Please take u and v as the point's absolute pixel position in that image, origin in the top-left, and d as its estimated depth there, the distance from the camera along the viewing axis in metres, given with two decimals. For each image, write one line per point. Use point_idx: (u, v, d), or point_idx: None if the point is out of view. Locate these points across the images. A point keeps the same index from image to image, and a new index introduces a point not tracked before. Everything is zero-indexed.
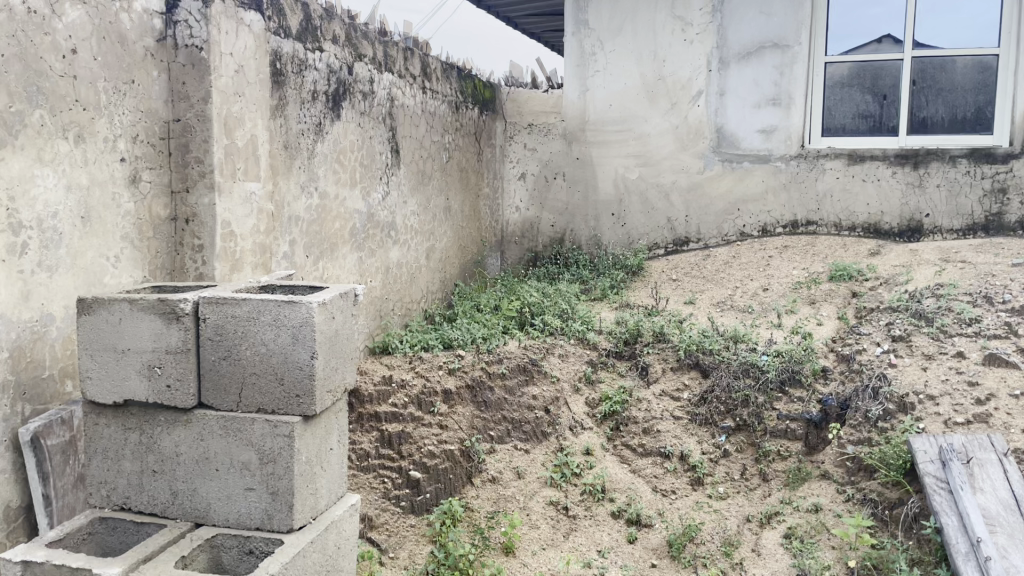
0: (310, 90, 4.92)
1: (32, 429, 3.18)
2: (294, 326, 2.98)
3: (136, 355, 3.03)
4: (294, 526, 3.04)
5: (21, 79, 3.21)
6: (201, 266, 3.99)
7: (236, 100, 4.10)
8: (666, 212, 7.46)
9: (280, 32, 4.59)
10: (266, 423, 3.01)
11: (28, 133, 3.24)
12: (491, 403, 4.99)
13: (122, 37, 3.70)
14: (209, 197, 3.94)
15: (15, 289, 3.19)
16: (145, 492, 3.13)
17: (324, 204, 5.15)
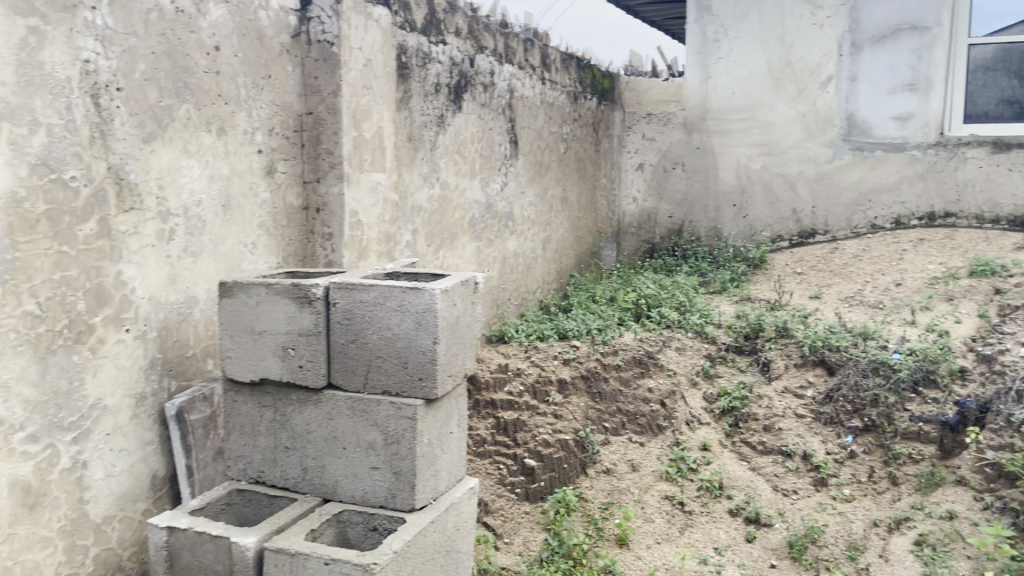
0: (433, 82, 5.03)
1: (177, 404, 3.39)
2: (418, 311, 3.06)
3: (272, 336, 3.19)
4: (416, 506, 3.12)
5: (171, 76, 3.39)
6: (330, 254, 4.16)
7: (365, 92, 4.24)
8: (792, 203, 7.21)
9: (406, 26, 4.71)
10: (391, 405, 3.10)
11: (176, 126, 3.44)
12: (607, 394, 4.99)
13: (261, 34, 3.87)
14: (338, 187, 4.10)
15: (164, 272, 3.41)
16: (278, 467, 3.29)
17: (445, 194, 5.27)
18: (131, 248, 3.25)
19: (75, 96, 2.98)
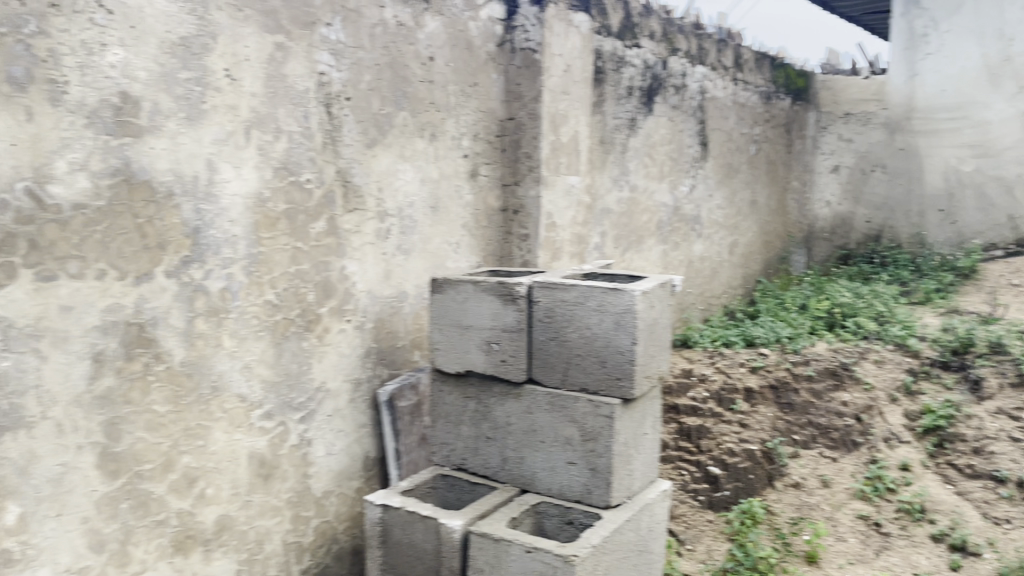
0: (627, 86, 5.07)
1: (388, 391, 3.63)
2: (618, 312, 3.05)
3: (477, 331, 3.33)
4: (611, 503, 3.14)
5: (391, 85, 3.63)
6: (526, 254, 4.30)
7: (563, 97, 4.34)
8: (1008, 209, 6.64)
9: (602, 31, 4.77)
10: (589, 403, 3.13)
11: (394, 133, 3.67)
12: (796, 405, 4.87)
13: (470, 44, 4.06)
14: (536, 190, 4.24)
15: (380, 268, 3.67)
16: (479, 456, 3.44)
17: (634, 197, 5.29)
18: (353, 245, 3.52)
19: (312, 106, 3.26)
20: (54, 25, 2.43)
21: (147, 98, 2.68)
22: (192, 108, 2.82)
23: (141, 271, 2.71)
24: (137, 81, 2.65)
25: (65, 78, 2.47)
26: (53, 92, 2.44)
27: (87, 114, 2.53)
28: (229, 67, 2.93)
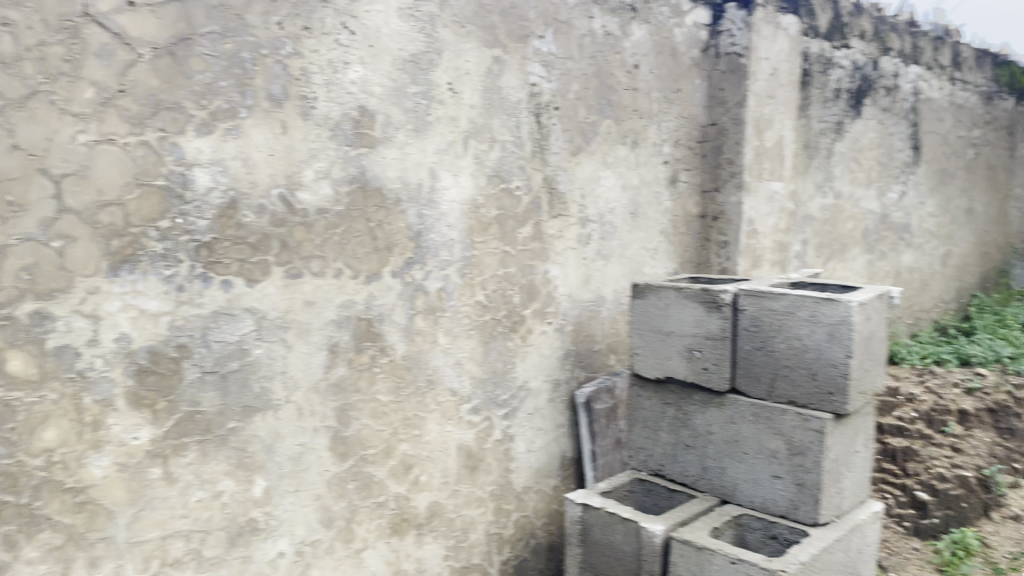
0: (834, 88, 4.87)
1: (586, 393, 3.69)
2: (831, 323, 2.92)
3: (679, 338, 3.32)
4: (819, 521, 3.02)
5: (597, 93, 3.70)
6: (725, 261, 4.25)
7: (769, 101, 4.24)
8: None
9: (810, 33, 4.61)
10: (797, 416, 3.03)
11: (599, 140, 3.73)
12: (1017, 432, 4.56)
13: (675, 50, 4.06)
14: (738, 196, 4.17)
15: (580, 272, 3.73)
16: (678, 463, 3.43)
17: (839, 204, 5.07)
18: (557, 250, 3.61)
19: (523, 116, 3.40)
20: (307, 47, 2.68)
21: (381, 112, 2.90)
22: (418, 120, 3.02)
23: (371, 271, 2.94)
24: (373, 95, 2.86)
25: (314, 94, 2.72)
26: (304, 107, 2.69)
27: (330, 127, 2.77)
28: (451, 80, 3.10)
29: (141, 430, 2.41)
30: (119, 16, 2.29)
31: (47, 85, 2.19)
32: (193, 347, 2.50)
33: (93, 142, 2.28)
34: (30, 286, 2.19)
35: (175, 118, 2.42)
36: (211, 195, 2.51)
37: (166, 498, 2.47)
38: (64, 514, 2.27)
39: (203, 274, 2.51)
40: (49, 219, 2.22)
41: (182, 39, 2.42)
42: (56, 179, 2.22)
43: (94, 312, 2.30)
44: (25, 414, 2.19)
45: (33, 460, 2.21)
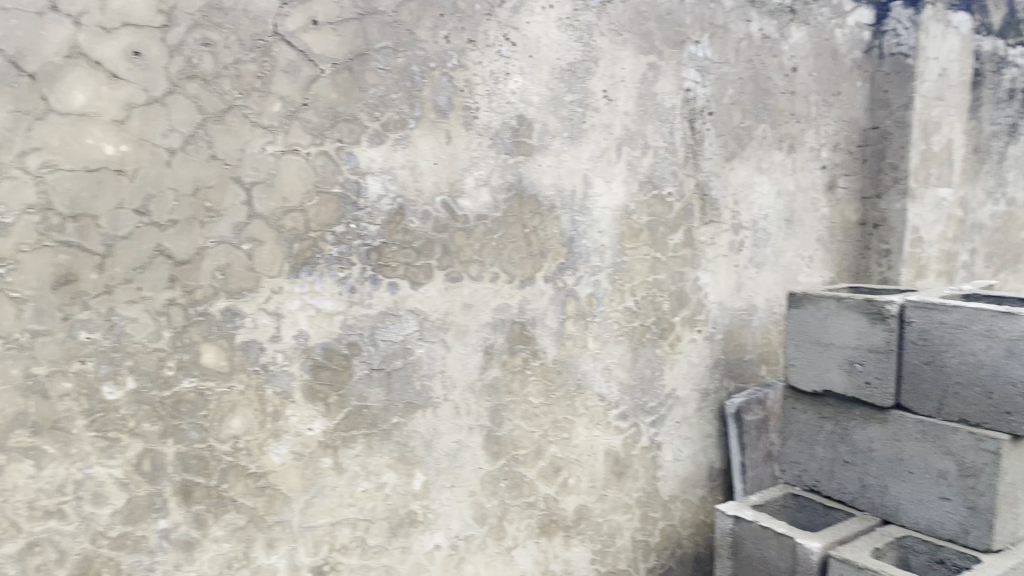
0: (1008, 88, 4.57)
1: (736, 404, 3.63)
2: (1011, 338, 2.73)
3: (839, 350, 3.21)
4: (994, 547, 2.82)
5: (753, 98, 3.63)
6: (886, 270, 4.09)
7: (937, 103, 4.04)
8: None
9: (983, 29, 4.34)
10: (970, 435, 2.85)
11: (754, 145, 3.66)
12: None
13: (835, 52, 3.92)
14: (902, 203, 4.00)
15: (732, 280, 3.65)
16: (836, 480, 3.32)
17: (1012, 211, 4.75)
18: (708, 257, 3.55)
19: (677, 121, 3.37)
20: (471, 59, 2.77)
21: (539, 120, 2.96)
22: (574, 127, 3.06)
23: (526, 276, 3.00)
24: (531, 104, 2.93)
25: (477, 104, 2.81)
26: (467, 117, 2.79)
27: (491, 136, 2.85)
28: (606, 88, 3.12)
29: (315, 421, 2.57)
30: (304, 35, 2.46)
31: (242, 100, 2.38)
32: (362, 345, 2.65)
33: (279, 152, 2.45)
34: (223, 285, 2.38)
35: (351, 129, 2.56)
36: (380, 202, 2.64)
37: (335, 486, 2.61)
38: (247, 497, 2.45)
39: (373, 276, 2.65)
40: (240, 224, 2.41)
41: (359, 55, 2.56)
42: (246, 187, 2.41)
43: (276, 310, 2.47)
44: (216, 403, 2.39)
45: (222, 445, 2.40)
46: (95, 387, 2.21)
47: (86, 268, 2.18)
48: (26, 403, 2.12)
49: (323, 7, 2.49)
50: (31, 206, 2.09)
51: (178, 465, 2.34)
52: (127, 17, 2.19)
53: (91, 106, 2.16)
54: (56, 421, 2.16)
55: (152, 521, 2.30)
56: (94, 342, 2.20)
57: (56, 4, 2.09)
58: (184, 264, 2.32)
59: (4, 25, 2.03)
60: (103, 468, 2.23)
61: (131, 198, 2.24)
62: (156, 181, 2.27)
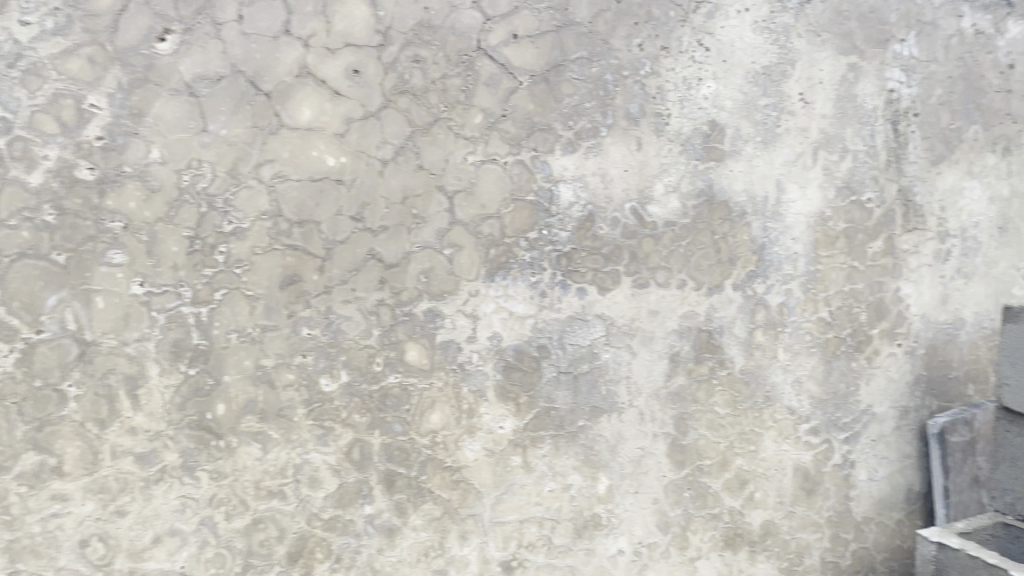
0: None
1: (940, 422, 3.29)
2: None
3: None
4: None
5: (963, 96, 3.36)
6: None
7: None
8: None
9: None
10: None
11: (963, 148, 3.38)
12: None
13: None
14: None
15: (937, 291, 3.37)
16: None
17: None
18: (910, 265, 3.31)
19: (878, 125, 3.19)
20: (664, 65, 2.74)
21: (731, 125, 2.87)
22: (768, 132, 2.94)
23: (714, 283, 2.89)
24: (724, 109, 2.84)
25: (669, 111, 2.76)
26: (659, 124, 2.75)
27: (682, 142, 2.79)
28: (803, 91, 2.99)
29: (506, 420, 2.65)
30: (504, 48, 2.56)
31: (447, 113, 2.51)
32: (551, 348, 2.69)
33: (479, 162, 2.56)
34: (426, 287, 2.52)
35: (546, 138, 2.62)
36: (572, 209, 2.67)
37: (524, 484, 2.68)
38: (443, 489, 2.57)
39: (563, 281, 2.69)
40: (443, 230, 2.54)
41: (555, 66, 2.62)
42: (449, 195, 2.54)
43: (473, 312, 2.58)
44: (417, 398, 2.53)
45: (422, 439, 2.54)
46: (314, 379, 2.41)
47: (308, 269, 2.40)
48: (256, 390, 2.35)
49: (523, 21, 2.58)
50: (264, 212, 2.34)
51: (383, 456, 2.49)
52: (348, 38, 2.39)
53: (317, 121, 2.38)
54: (280, 409, 2.38)
55: (358, 506, 2.47)
56: (313, 337, 2.41)
57: (289, 29, 2.33)
58: (392, 267, 2.48)
59: (245, 49, 2.29)
60: (318, 454, 2.42)
61: (348, 205, 2.43)
62: (370, 190, 2.45)
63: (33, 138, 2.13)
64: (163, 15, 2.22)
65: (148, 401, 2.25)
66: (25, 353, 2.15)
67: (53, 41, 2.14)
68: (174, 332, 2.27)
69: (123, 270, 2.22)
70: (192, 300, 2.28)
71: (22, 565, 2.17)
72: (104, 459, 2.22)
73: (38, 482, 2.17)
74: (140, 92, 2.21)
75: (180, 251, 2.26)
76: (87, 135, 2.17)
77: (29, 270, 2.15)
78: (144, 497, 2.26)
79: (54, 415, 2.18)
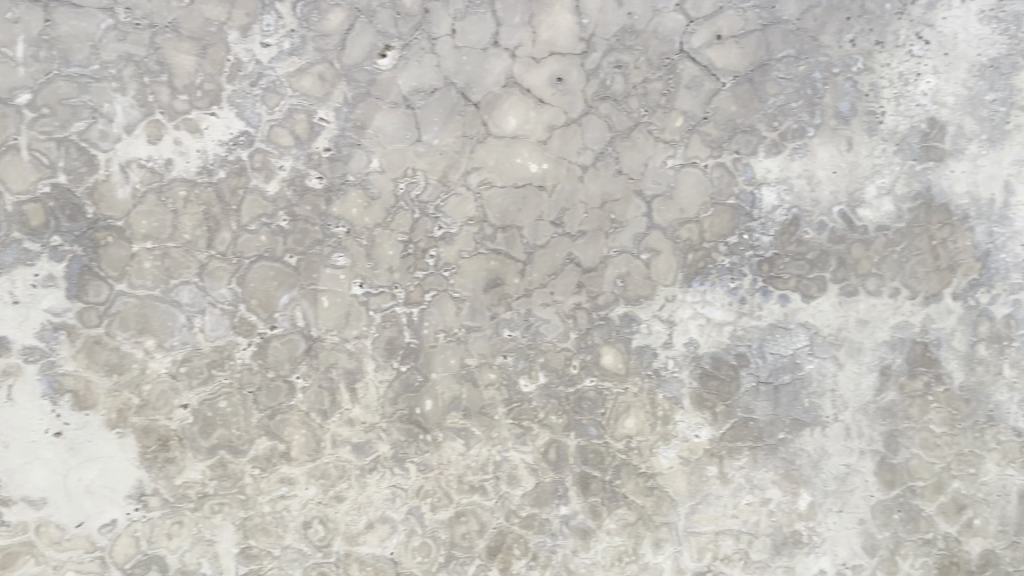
0: None
1: None
2: None
3: None
4: None
5: None
6: None
7: None
8: None
9: None
10: None
11: None
12: None
13: None
14: None
15: None
16: None
17: None
18: None
19: None
20: (879, 61, 2.57)
21: (953, 122, 2.59)
22: (995, 129, 2.59)
23: (930, 292, 2.60)
24: (945, 106, 2.58)
25: (882, 109, 2.57)
26: (871, 123, 2.57)
27: (897, 141, 2.58)
28: None
29: (702, 429, 2.55)
30: (708, 49, 2.51)
31: (647, 117, 2.50)
32: (751, 356, 2.56)
33: (679, 165, 2.52)
34: (623, 292, 2.51)
35: (749, 140, 2.54)
36: (775, 213, 2.55)
37: (720, 496, 2.56)
38: (637, 495, 2.53)
39: (763, 287, 2.56)
40: (641, 235, 2.51)
41: (760, 65, 2.54)
42: (647, 200, 2.51)
43: (670, 318, 2.53)
44: (613, 402, 2.51)
45: (617, 443, 2.52)
46: (514, 379, 2.47)
47: (510, 273, 2.46)
48: (460, 388, 2.45)
49: (727, 21, 2.52)
50: (471, 218, 2.44)
51: (579, 458, 2.51)
52: (553, 47, 2.45)
53: (521, 129, 2.44)
54: (482, 407, 2.46)
55: (554, 507, 2.50)
56: (514, 339, 2.47)
57: (498, 40, 2.43)
58: (590, 271, 2.50)
59: (457, 62, 2.41)
60: (517, 453, 2.48)
61: (549, 210, 2.47)
62: (571, 195, 2.48)
63: (271, 150, 2.34)
64: (384, 32, 2.38)
65: (364, 395, 2.41)
66: (261, 346, 2.36)
67: (290, 61, 2.33)
68: (388, 330, 2.41)
69: (345, 272, 2.39)
70: (405, 300, 2.42)
71: (254, 541, 2.37)
72: (326, 447, 2.39)
73: (269, 465, 2.37)
74: (363, 106, 2.37)
75: (395, 255, 2.41)
76: (317, 147, 2.36)
77: (266, 272, 2.35)
78: (359, 484, 2.41)
79: (284, 404, 2.37)
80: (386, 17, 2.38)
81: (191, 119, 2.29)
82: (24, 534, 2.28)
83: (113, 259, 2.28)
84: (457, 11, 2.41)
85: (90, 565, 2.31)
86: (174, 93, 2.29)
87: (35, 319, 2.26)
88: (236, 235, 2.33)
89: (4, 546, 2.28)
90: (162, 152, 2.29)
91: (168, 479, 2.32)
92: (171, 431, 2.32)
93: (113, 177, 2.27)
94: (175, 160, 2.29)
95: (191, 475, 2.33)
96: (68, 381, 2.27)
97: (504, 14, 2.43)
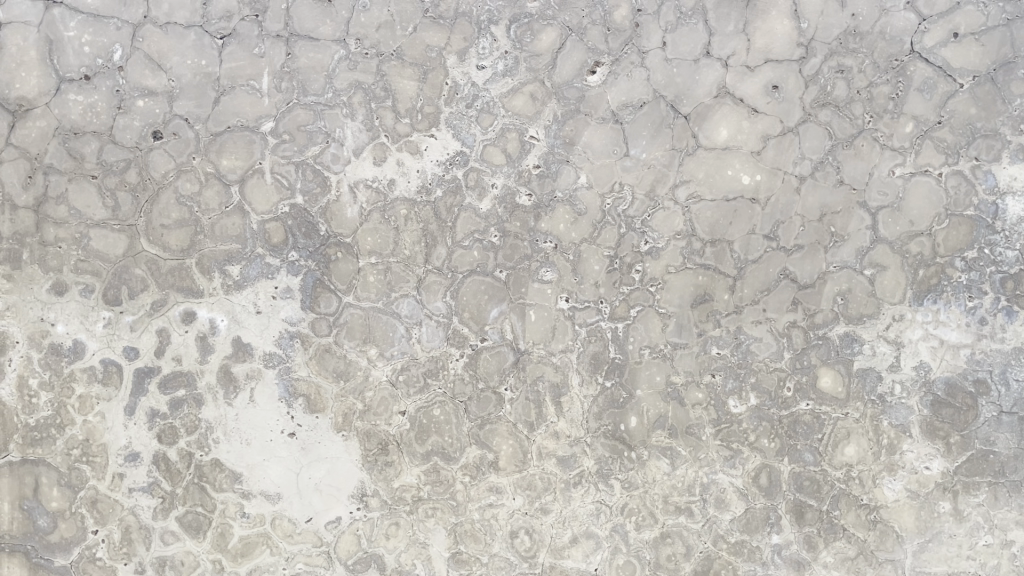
0: None
1: None
2: None
3: None
4: None
5: None
6: None
7: None
8: None
9: None
10: None
11: None
12: None
13: None
14: None
15: None
16: None
17: None
18: None
19: None
20: None
21: None
22: None
23: None
24: None
25: None
26: None
27: None
28: None
29: (934, 461, 2.34)
30: (943, 49, 2.32)
31: (872, 123, 2.34)
32: (991, 383, 2.34)
33: (909, 174, 2.34)
34: (843, 310, 2.36)
35: (991, 145, 2.32)
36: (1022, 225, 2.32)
37: (953, 535, 2.34)
38: (858, 529, 2.37)
39: (1007, 306, 2.33)
40: (864, 249, 2.35)
41: (1005, 64, 2.31)
42: (872, 211, 2.35)
43: (897, 339, 2.35)
44: (832, 428, 2.37)
45: (835, 471, 2.37)
46: (723, 399, 2.39)
47: (719, 288, 2.39)
48: (666, 406, 2.40)
49: (967, 17, 2.32)
50: (679, 232, 2.39)
51: (793, 485, 2.38)
52: (769, 54, 2.36)
53: (734, 140, 2.37)
54: (689, 426, 2.40)
55: (766, 534, 2.39)
56: (723, 357, 2.39)
57: (709, 50, 2.37)
58: (807, 288, 2.37)
59: (667, 74, 2.38)
60: (726, 476, 2.39)
61: (762, 224, 2.37)
62: (786, 208, 2.37)
63: (484, 168, 2.42)
64: (595, 49, 2.39)
65: (570, 408, 2.42)
66: (472, 357, 2.44)
67: (504, 82, 2.41)
68: (594, 345, 2.42)
69: (552, 287, 2.42)
70: (611, 315, 2.41)
71: (464, 547, 2.45)
72: (532, 458, 2.43)
73: (479, 473, 2.44)
74: (573, 122, 2.40)
75: (602, 269, 2.41)
76: (527, 164, 2.41)
77: (478, 285, 2.43)
78: (565, 498, 2.43)
79: (493, 415, 2.44)
80: (597, 33, 2.39)
81: (412, 141, 2.42)
82: (261, 526, 2.46)
83: (342, 273, 2.44)
84: (668, 23, 2.38)
85: (317, 559, 2.47)
86: (398, 117, 2.42)
87: (274, 327, 2.45)
88: (451, 251, 2.43)
89: (244, 537, 2.46)
90: (386, 172, 2.43)
91: (387, 482, 2.45)
92: (390, 437, 2.45)
93: (343, 198, 2.43)
94: (397, 180, 2.43)
95: (408, 479, 2.45)
96: (301, 386, 2.45)
97: (717, 23, 2.37)
